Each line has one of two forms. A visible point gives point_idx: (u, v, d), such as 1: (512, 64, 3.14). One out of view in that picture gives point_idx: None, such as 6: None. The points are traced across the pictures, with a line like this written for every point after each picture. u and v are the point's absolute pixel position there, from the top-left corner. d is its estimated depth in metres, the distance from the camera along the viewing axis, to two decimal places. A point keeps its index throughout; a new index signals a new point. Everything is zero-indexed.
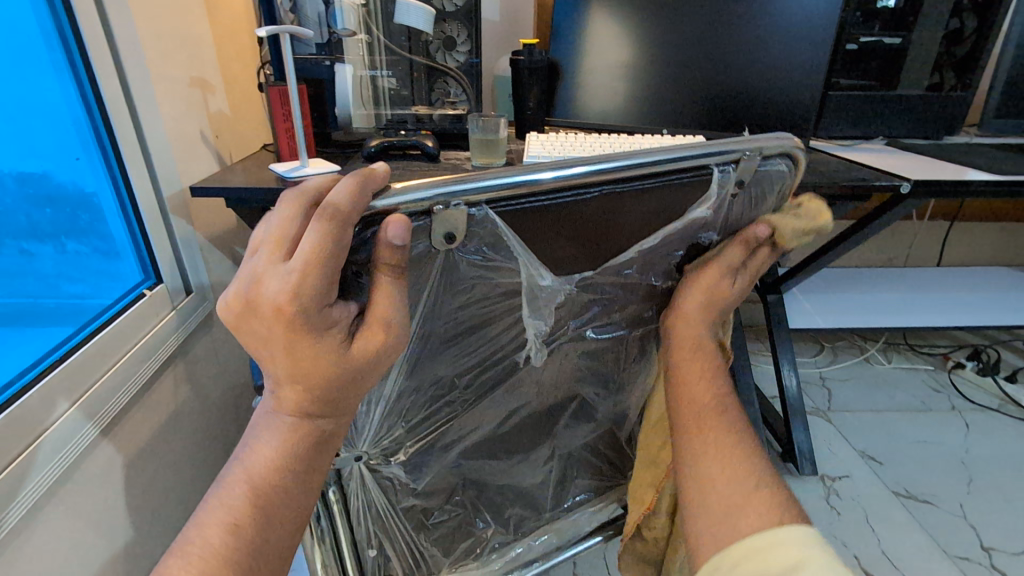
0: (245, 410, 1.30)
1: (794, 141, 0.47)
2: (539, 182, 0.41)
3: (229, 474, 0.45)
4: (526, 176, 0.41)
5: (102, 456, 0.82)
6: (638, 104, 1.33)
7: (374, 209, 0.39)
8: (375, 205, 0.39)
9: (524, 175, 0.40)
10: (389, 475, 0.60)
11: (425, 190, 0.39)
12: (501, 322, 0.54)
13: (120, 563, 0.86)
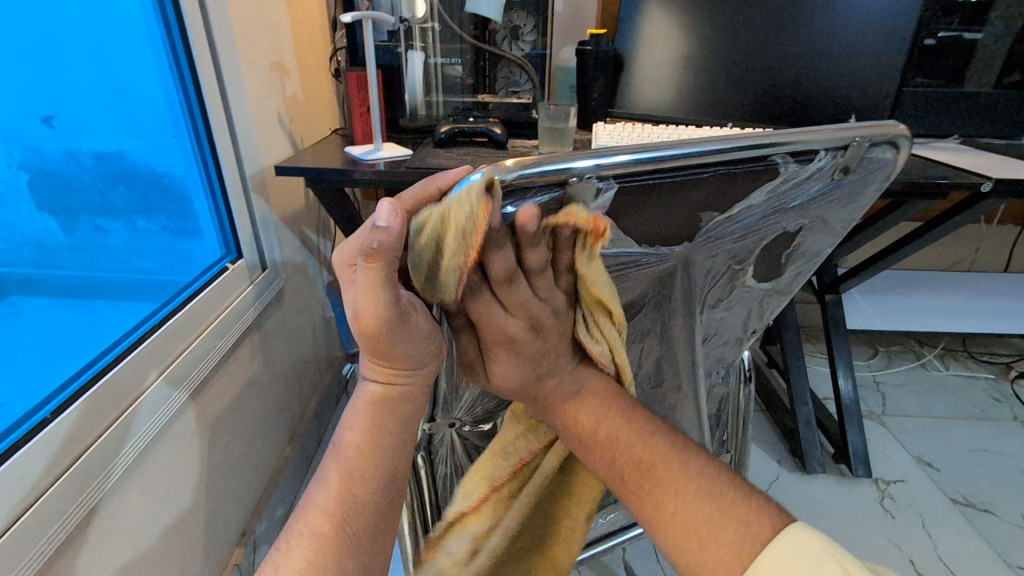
0: (309, 385, 1.36)
1: (903, 128, 0.41)
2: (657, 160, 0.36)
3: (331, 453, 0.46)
4: (647, 155, 0.35)
5: (189, 417, 0.88)
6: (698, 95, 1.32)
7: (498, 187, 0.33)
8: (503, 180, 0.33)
9: (645, 154, 0.35)
10: (476, 444, 0.69)
11: (553, 165, 0.34)
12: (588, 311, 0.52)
13: (202, 520, 0.92)
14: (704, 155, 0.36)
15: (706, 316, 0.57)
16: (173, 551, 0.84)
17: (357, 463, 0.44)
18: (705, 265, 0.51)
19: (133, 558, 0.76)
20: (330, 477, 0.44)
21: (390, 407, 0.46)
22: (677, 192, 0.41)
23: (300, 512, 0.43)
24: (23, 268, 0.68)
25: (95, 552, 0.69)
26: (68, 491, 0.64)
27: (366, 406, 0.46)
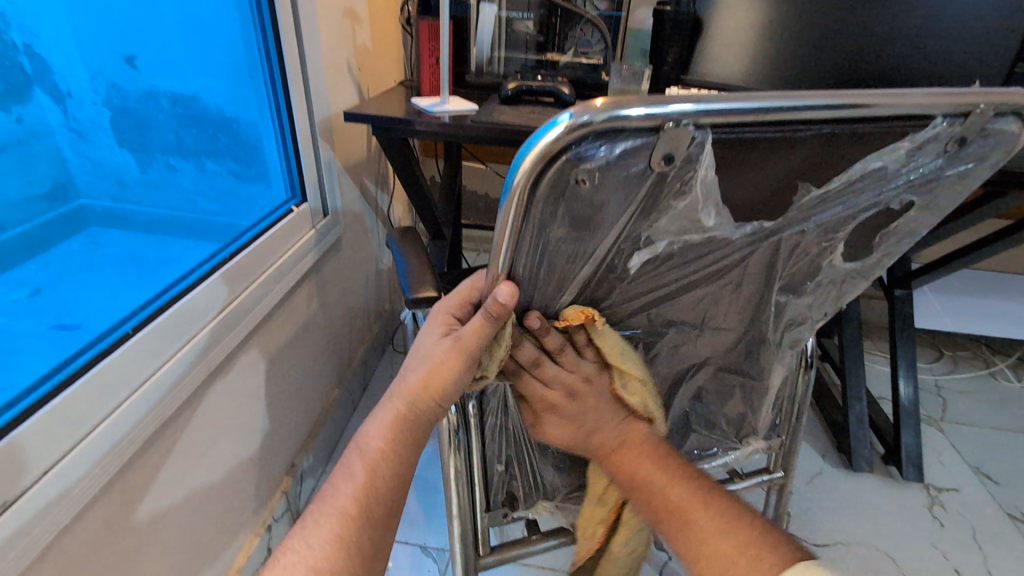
0: (358, 333, 1.40)
1: None
2: (755, 113, 0.33)
3: (354, 453, 0.50)
4: (743, 107, 0.32)
5: (252, 349, 0.92)
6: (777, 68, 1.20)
7: (584, 126, 0.31)
8: (592, 118, 0.31)
9: (741, 105, 0.32)
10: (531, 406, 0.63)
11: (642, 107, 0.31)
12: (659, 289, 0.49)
13: (258, 446, 0.97)
14: (805, 112, 0.33)
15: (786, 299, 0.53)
16: (233, 471, 0.90)
17: (380, 463, 0.49)
18: (794, 248, 0.46)
19: (199, 471, 0.81)
20: (351, 470, 0.48)
21: (411, 422, 0.51)
22: (773, 158, 0.37)
23: (323, 498, 0.47)
24: (102, 202, 0.76)
25: (166, 461, 0.74)
26: (146, 401, 0.68)
27: (387, 415, 0.51)
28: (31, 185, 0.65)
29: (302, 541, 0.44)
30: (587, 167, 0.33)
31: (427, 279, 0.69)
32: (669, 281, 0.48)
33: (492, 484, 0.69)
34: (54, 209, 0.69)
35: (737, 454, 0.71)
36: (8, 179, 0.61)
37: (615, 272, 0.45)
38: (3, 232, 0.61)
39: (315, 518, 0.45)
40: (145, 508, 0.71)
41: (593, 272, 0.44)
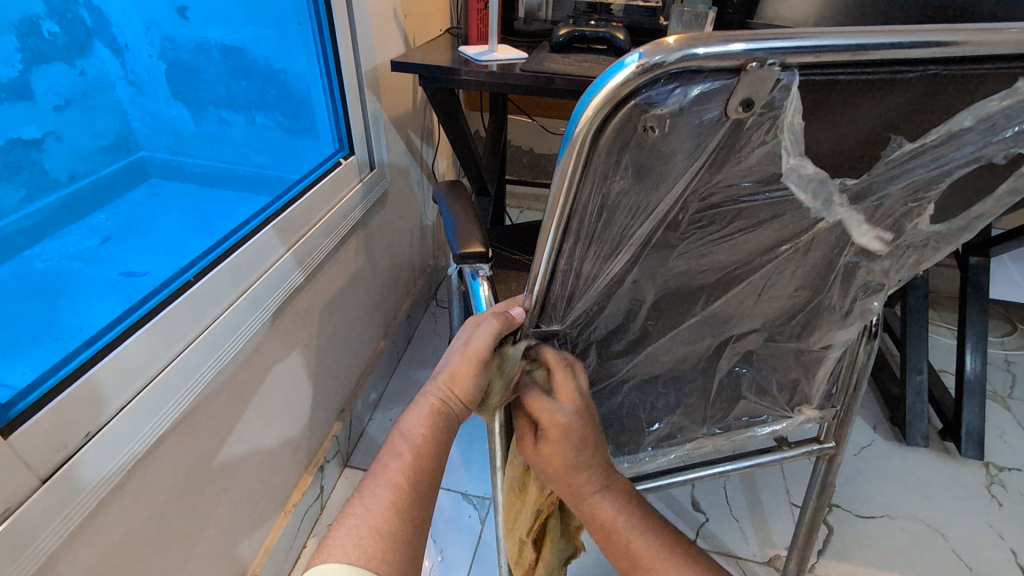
0: (403, 287, 1.42)
1: None
2: (853, 51, 0.29)
3: (396, 440, 0.49)
4: (840, 44, 0.29)
5: (303, 299, 0.94)
6: (846, 18, 1.02)
7: (655, 69, 0.29)
8: (663, 60, 0.28)
9: (838, 44, 0.29)
10: (597, 372, 0.59)
11: (723, 46, 0.28)
12: (725, 252, 0.46)
13: (311, 393, 1.02)
14: (908, 51, 0.29)
15: (863, 263, 0.49)
16: (288, 416, 0.95)
17: (424, 446, 0.48)
18: (879, 209, 0.43)
19: (257, 413, 0.86)
20: (397, 450, 0.48)
21: (446, 416, 0.49)
22: (863, 102, 0.34)
23: (373, 475, 0.46)
24: (160, 154, 0.78)
25: (227, 404, 0.78)
26: (206, 346, 0.71)
27: (424, 409, 0.49)
28: (97, 138, 0.68)
29: (351, 512, 0.44)
30: (658, 113, 0.31)
31: (474, 236, 0.68)
32: (733, 244, 0.45)
33: None
34: (118, 161, 0.72)
35: (787, 423, 0.69)
36: (75, 132, 0.64)
37: (675, 231, 0.42)
38: (74, 183, 0.65)
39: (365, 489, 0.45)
40: (209, 445, 0.76)
41: (653, 230, 0.41)
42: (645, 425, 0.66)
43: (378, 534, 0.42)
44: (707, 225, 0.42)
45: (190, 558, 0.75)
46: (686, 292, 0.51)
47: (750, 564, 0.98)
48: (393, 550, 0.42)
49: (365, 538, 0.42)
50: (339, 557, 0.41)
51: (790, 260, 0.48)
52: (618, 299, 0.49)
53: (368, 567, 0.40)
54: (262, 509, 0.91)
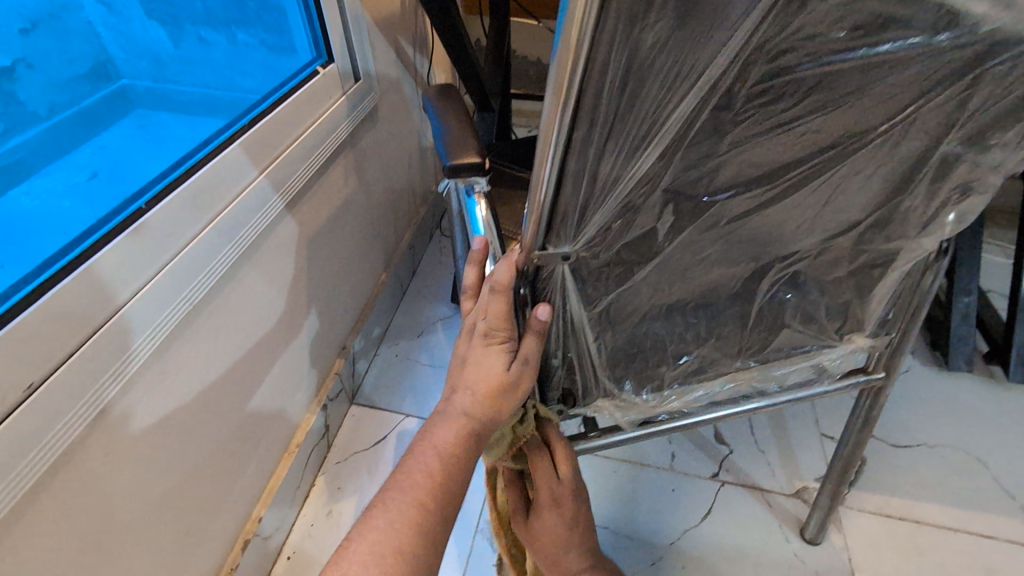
0: (403, 216, 1.33)
1: None
2: None
3: (417, 457, 0.46)
4: None
5: (288, 227, 0.85)
6: None
7: None
8: None
9: None
10: (615, 304, 0.50)
11: None
12: (791, 142, 0.34)
13: (307, 331, 0.95)
14: None
15: (967, 152, 0.37)
16: (283, 355, 0.89)
17: (456, 466, 0.46)
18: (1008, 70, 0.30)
19: (247, 354, 0.80)
20: (426, 463, 0.46)
21: (479, 436, 0.48)
22: None
23: (400, 484, 0.45)
24: (143, 81, 0.78)
25: (205, 346, 0.71)
26: (167, 287, 0.62)
27: (456, 428, 0.47)
28: (73, 64, 0.68)
29: (369, 534, 0.42)
30: None
31: (469, 145, 0.57)
32: (799, 135, 0.34)
33: (549, 379, 0.55)
34: (100, 90, 0.72)
35: (834, 353, 0.61)
36: (48, 58, 0.65)
37: (727, 112, 0.32)
38: (54, 115, 0.65)
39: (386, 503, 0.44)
40: (191, 390, 0.70)
41: (697, 110, 0.31)
42: (671, 360, 0.57)
43: (400, 556, 0.42)
44: (772, 103, 0.31)
45: (184, 505, 0.71)
46: (735, 205, 0.39)
47: (776, 496, 0.94)
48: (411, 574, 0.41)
49: (386, 558, 0.41)
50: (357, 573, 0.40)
51: (867, 154, 0.36)
52: (644, 218, 0.39)
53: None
54: (265, 449, 0.87)
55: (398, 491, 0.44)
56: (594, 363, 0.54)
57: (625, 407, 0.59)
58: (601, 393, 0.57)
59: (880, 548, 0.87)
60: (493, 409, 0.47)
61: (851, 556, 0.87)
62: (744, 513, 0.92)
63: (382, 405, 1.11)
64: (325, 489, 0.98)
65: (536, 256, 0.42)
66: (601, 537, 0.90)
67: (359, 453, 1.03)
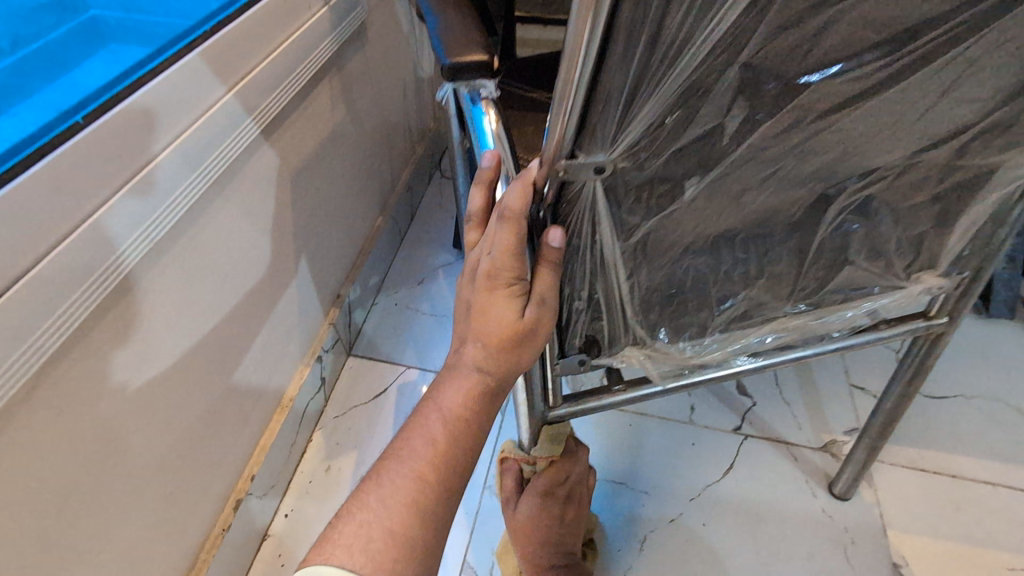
0: (399, 155, 1.21)
1: None
2: None
3: (417, 426, 0.40)
4: None
5: (267, 159, 0.75)
6: None
7: None
8: None
9: None
10: (653, 238, 0.41)
11: None
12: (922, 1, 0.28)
13: (296, 277, 0.87)
14: None
15: None
16: (270, 304, 0.81)
17: (463, 432, 0.40)
18: None
19: (229, 301, 0.71)
20: (429, 429, 0.40)
21: (491, 395, 0.41)
22: None
23: (397, 455, 0.39)
24: (115, 11, 0.65)
25: (177, 290, 0.62)
26: (116, 221, 0.52)
27: (463, 389, 0.40)
28: None
29: (359, 513, 0.37)
30: None
31: (473, 43, 0.46)
32: None
33: (570, 326, 0.47)
34: (68, 21, 0.62)
35: (899, 296, 0.53)
36: None
37: None
38: (18, 50, 0.57)
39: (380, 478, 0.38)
40: (164, 339, 0.62)
41: None
42: (714, 304, 0.49)
43: (393, 539, 0.36)
44: None
45: (166, 465, 0.65)
46: (828, 94, 0.32)
47: (803, 450, 0.88)
48: (405, 562, 0.36)
49: (377, 542, 0.36)
50: (341, 560, 0.35)
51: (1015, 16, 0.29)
52: (712, 107, 0.32)
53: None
54: (256, 403, 0.81)
55: (395, 461, 0.39)
56: (626, 307, 0.46)
57: (657, 356, 0.51)
58: (630, 342, 0.49)
59: (913, 503, 0.82)
60: (507, 362, 0.40)
61: (882, 511, 0.82)
62: (768, 466, 0.87)
63: (381, 356, 1.04)
64: (323, 444, 0.93)
65: (561, 166, 0.34)
66: (615, 492, 0.85)
67: (358, 407, 0.97)
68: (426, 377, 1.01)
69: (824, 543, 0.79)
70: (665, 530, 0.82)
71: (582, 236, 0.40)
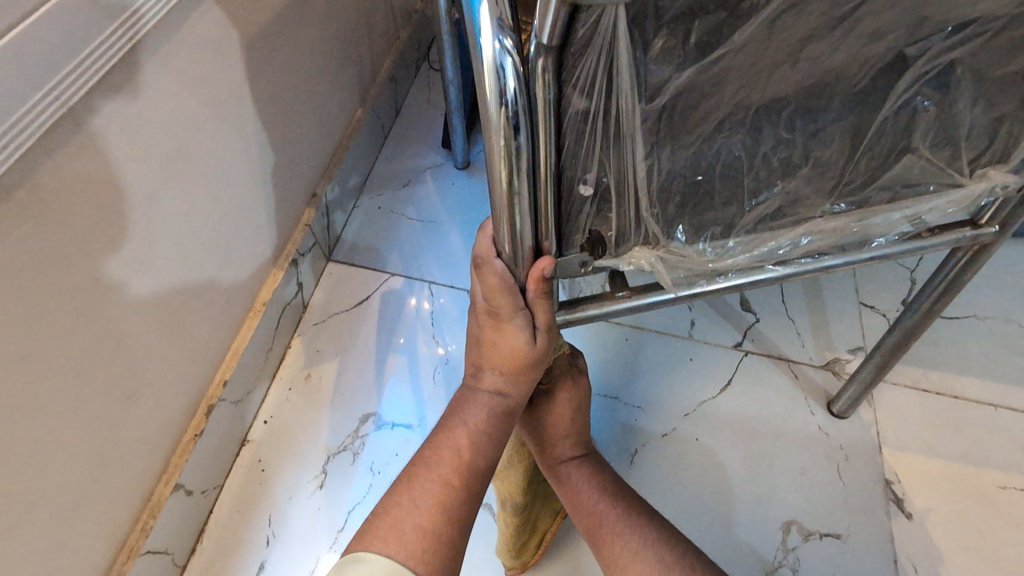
0: (379, 37, 1.06)
1: None
2: None
3: (441, 442, 0.49)
4: None
5: (212, 18, 0.62)
6: None
7: None
8: None
9: None
10: (688, 97, 0.34)
11: None
12: None
13: (261, 170, 0.77)
14: None
15: None
16: (231, 199, 0.72)
17: (483, 436, 0.50)
18: None
19: (179, 190, 0.62)
20: (454, 440, 0.50)
21: (519, 364, 0.49)
22: None
23: (426, 463, 0.49)
24: None
25: (109, 172, 0.53)
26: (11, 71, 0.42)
27: (483, 405, 0.50)
28: None
29: (394, 508, 0.46)
30: None
31: None
32: None
33: (574, 216, 0.41)
34: None
35: (954, 198, 0.45)
36: None
37: None
38: None
39: (414, 496, 0.47)
40: (100, 229, 0.53)
41: None
42: (746, 197, 0.41)
43: (420, 532, 0.45)
44: None
45: (120, 368, 0.59)
46: None
47: (804, 368, 0.85)
48: (432, 550, 0.44)
49: (407, 535, 0.44)
50: (379, 548, 0.44)
51: None
52: None
53: (406, 562, 0.43)
54: (223, 308, 0.74)
55: (423, 470, 0.48)
56: (639, 192, 0.39)
57: (672, 255, 0.44)
58: (641, 240, 0.43)
59: (912, 422, 0.80)
60: (519, 338, 0.47)
61: (879, 430, 0.80)
62: (768, 383, 0.84)
63: (363, 262, 0.97)
64: (303, 350, 0.88)
65: None
66: (606, 405, 0.82)
67: (339, 315, 0.91)
68: (412, 286, 0.94)
69: (817, 459, 0.78)
70: (657, 444, 0.79)
71: (595, 78, 0.32)
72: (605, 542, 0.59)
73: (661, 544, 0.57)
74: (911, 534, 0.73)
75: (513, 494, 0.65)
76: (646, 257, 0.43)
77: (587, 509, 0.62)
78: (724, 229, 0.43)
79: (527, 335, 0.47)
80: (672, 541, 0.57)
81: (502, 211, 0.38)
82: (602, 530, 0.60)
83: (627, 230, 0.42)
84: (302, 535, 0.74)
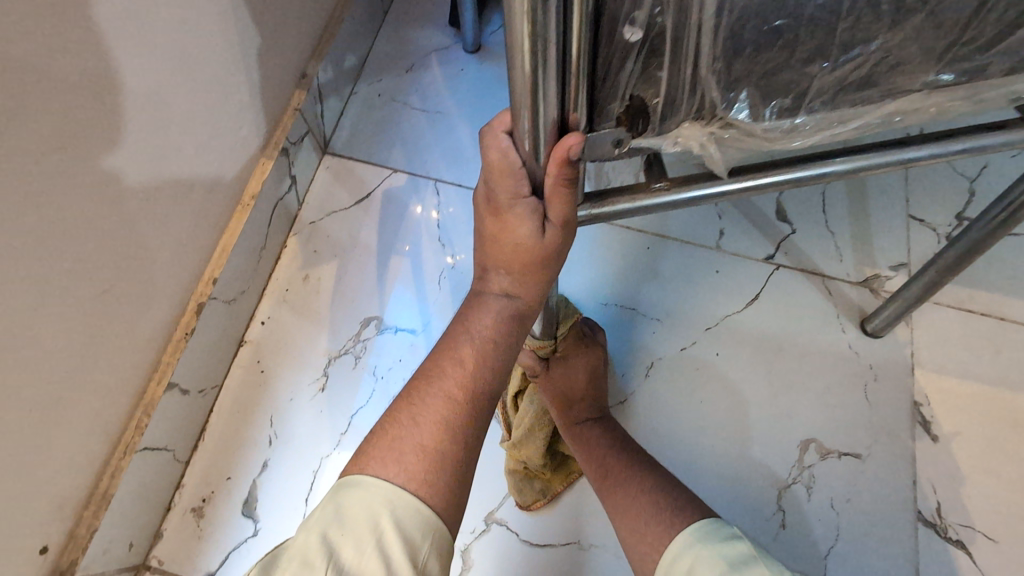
0: None
1: None
2: None
3: (445, 357, 0.44)
4: None
5: None
6: None
7: None
8: None
9: None
10: None
11: None
12: None
13: (238, 39, 0.67)
14: None
15: None
16: (204, 71, 0.62)
17: (491, 354, 0.44)
18: None
19: (124, 52, 0.52)
20: (460, 352, 0.44)
21: (529, 259, 0.42)
22: None
23: (429, 378, 0.43)
24: None
25: (4, 17, 0.43)
26: None
27: (494, 313, 0.44)
28: None
29: (395, 425, 0.42)
30: None
31: None
32: None
33: (614, 77, 0.32)
34: None
35: None
36: None
37: None
38: None
39: (417, 412, 0.42)
40: (4, 92, 0.44)
41: None
42: (835, 52, 0.31)
43: (423, 451, 0.41)
44: None
45: (86, 260, 0.53)
46: None
47: (839, 283, 0.78)
48: (438, 472, 0.41)
49: (408, 454, 0.41)
50: (375, 470, 0.41)
51: None
52: None
53: (407, 486, 0.40)
54: (206, 199, 0.67)
55: (427, 382, 0.43)
56: (699, 41, 0.30)
57: (731, 145, 0.37)
58: (693, 109, 0.34)
59: (949, 344, 0.75)
60: (527, 229, 0.40)
61: (913, 351, 0.74)
62: (800, 299, 0.77)
63: (362, 155, 0.88)
64: (300, 250, 0.82)
65: None
66: (622, 315, 0.78)
67: (339, 214, 0.84)
68: (416, 185, 0.86)
69: (843, 379, 0.73)
70: (672, 358, 0.75)
71: None
72: (611, 492, 0.58)
73: (666, 492, 0.55)
74: (933, 455, 0.70)
75: (532, 456, 0.66)
76: (696, 135, 0.36)
77: (597, 463, 0.61)
78: (798, 99, 0.34)
79: (536, 225, 0.40)
80: (678, 490, 0.55)
81: (523, 69, 0.30)
82: (609, 481, 0.59)
83: (677, 97, 0.33)
84: (301, 442, 0.73)
